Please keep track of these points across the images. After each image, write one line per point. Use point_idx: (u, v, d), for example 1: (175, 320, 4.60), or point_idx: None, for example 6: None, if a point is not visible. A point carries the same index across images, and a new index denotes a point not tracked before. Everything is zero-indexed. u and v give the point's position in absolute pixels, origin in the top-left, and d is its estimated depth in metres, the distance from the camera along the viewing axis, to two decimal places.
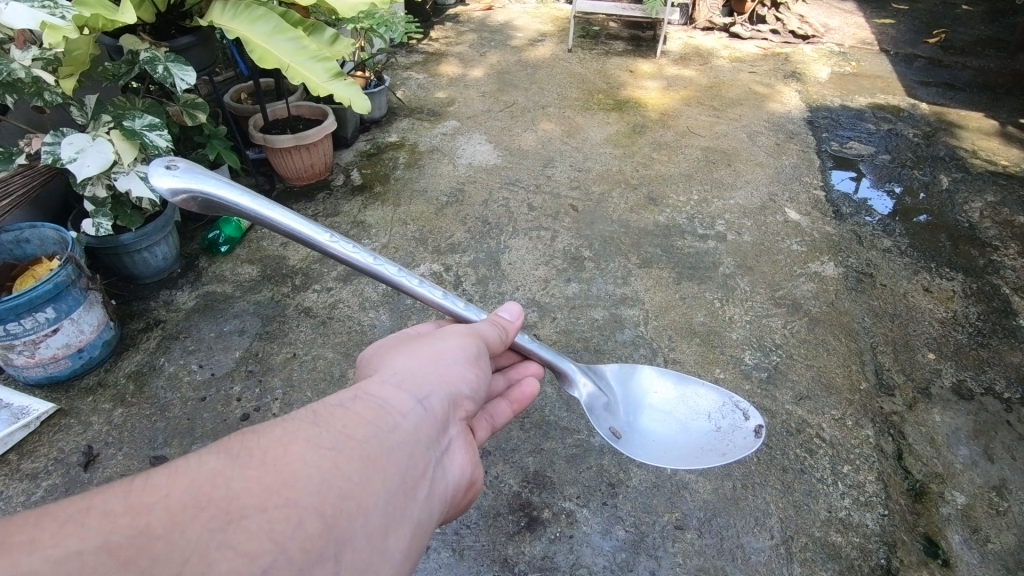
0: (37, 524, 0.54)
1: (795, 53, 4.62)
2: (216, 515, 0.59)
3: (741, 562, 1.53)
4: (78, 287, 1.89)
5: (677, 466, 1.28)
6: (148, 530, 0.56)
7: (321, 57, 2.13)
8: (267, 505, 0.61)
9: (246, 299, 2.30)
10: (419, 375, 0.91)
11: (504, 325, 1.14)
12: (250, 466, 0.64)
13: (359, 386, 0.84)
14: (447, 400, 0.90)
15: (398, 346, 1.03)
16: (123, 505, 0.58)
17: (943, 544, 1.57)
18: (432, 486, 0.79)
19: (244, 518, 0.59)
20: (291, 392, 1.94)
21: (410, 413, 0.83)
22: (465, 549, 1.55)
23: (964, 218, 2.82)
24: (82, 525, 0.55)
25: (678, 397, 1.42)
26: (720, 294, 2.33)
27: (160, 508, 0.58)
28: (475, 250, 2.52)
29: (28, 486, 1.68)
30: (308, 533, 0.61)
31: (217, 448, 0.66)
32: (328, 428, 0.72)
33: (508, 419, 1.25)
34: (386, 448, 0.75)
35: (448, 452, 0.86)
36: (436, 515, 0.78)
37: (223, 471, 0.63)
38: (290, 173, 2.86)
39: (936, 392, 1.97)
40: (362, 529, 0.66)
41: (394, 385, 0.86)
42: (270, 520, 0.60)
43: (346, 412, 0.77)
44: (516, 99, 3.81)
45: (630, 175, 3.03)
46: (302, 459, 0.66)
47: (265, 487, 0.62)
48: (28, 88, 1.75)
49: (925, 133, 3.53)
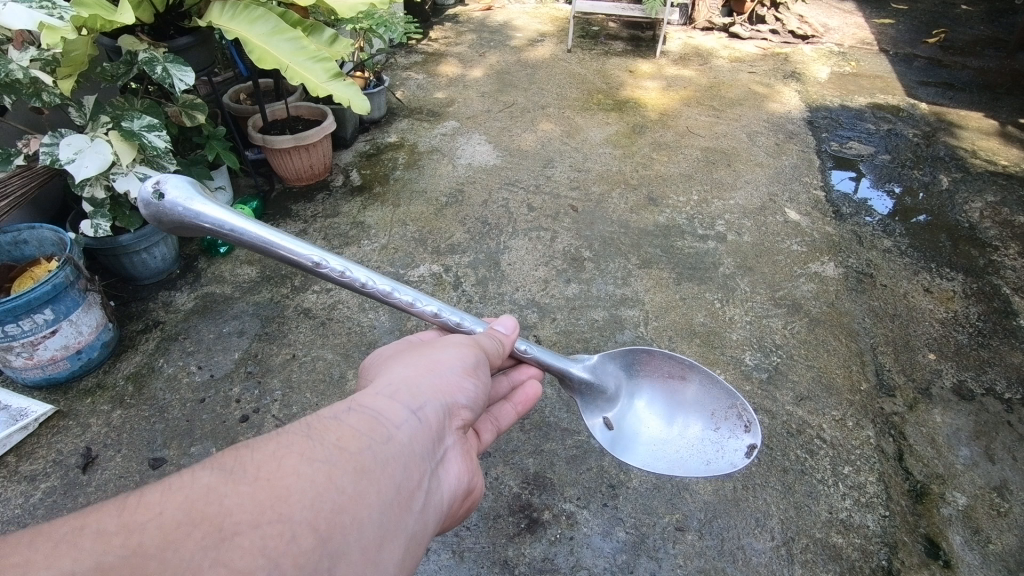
0: (30, 545, 0.53)
1: (795, 53, 4.62)
2: (209, 531, 0.58)
3: (742, 563, 1.53)
4: (77, 288, 1.88)
5: (662, 468, 1.30)
6: (141, 548, 0.55)
7: (320, 57, 2.12)
8: (260, 521, 0.60)
9: (246, 299, 2.30)
10: (414, 385, 0.90)
11: (500, 338, 1.14)
12: (244, 482, 0.63)
13: (354, 397, 0.84)
14: (443, 410, 0.90)
15: (394, 356, 1.02)
16: (117, 524, 0.57)
17: (945, 545, 1.57)
18: (427, 497, 0.78)
19: (238, 535, 0.59)
20: (290, 393, 1.93)
21: (405, 424, 0.82)
22: (465, 551, 1.55)
23: (964, 217, 2.81)
24: (75, 545, 0.54)
25: (682, 390, 1.40)
26: (720, 294, 2.33)
27: (153, 526, 0.57)
28: (475, 250, 2.52)
29: (27, 489, 1.67)
30: (302, 548, 0.60)
31: (210, 464, 0.65)
32: (322, 441, 0.72)
33: (512, 421, 1.26)
34: (380, 460, 0.74)
35: (444, 462, 0.85)
36: (431, 526, 0.78)
37: (216, 487, 0.62)
38: (290, 174, 2.85)
39: (937, 393, 1.97)
40: (356, 543, 0.65)
41: (388, 396, 0.86)
42: (263, 536, 0.59)
43: (339, 425, 0.76)
44: (516, 99, 3.81)
45: (630, 175, 3.03)
46: (295, 473, 0.66)
47: (258, 502, 0.62)
48: (27, 88, 1.74)
49: (925, 132, 3.53)
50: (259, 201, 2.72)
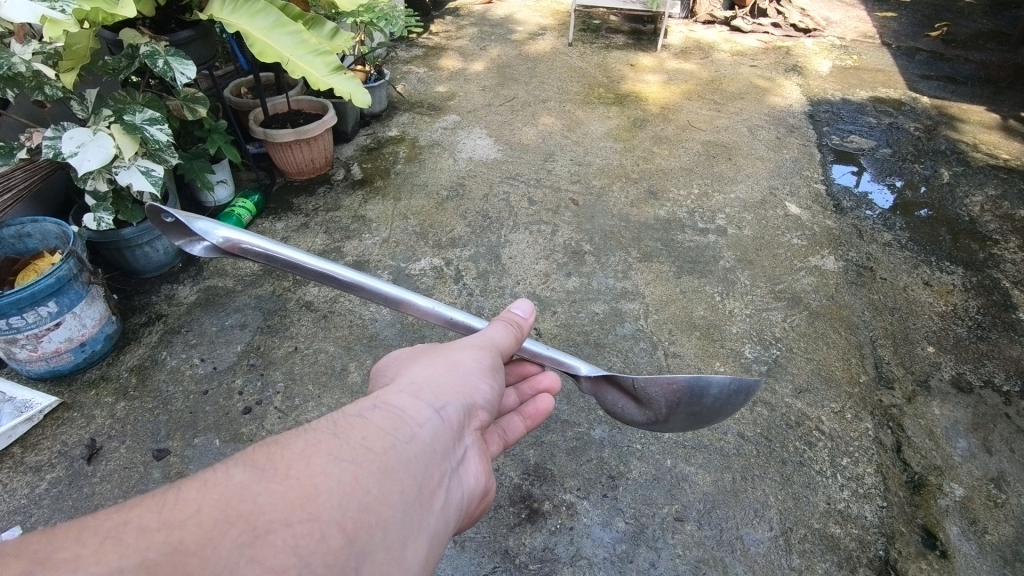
0: (76, 539, 0.54)
1: (797, 46, 4.61)
2: (244, 530, 0.59)
3: (740, 553, 1.55)
4: (80, 281, 1.90)
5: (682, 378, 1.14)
6: (182, 546, 0.56)
7: (321, 51, 2.12)
8: (292, 519, 0.61)
9: (248, 293, 2.31)
10: (436, 384, 0.92)
11: (516, 323, 1.14)
12: (275, 480, 0.64)
13: (376, 395, 0.85)
14: (463, 409, 0.91)
15: (413, 355, 1.03)
16: (158, 520, 0.57)
17: (942, 536, 1.58)
18: (448, 496, 0.79)
19: (271, 533, 0.60)
20: (292, 386, 1.95)
21: (427, 423, 0.83)
22: (467, 541, 1.56)
23: (964, 211, 2.82)
24: (120, 541, 0.55)
25: None
26: (720, 288, 2.33)
27: (192, 524, 0.58)
28: (476, 244, 2.53)
29: (33, 479, 1.69)
30: (331, 547, 0.61)
31: (243, 461, 0.66)
32: (349, 439, 0.73)
33: (520, 434, 1.28)
34: (404, 459, 0.75)
35: (463, 462, 0.87)
36: (452, 524, 0.79)
37: (249, 485, 0.63)
38: (291, 167, 2.86)
39: (935, 385, 1.98)
40: (382, 542, 0.66)
41: (411, 394, 0.87)
42: (296, 534, 0.60)
43: (364, 423, 0.77)
44: (517, 93, 3.81)
45: (630, 169, 3.03)
46: (324, 472, 0.67)
47: (290, 501, 0.63)
48: (29, 82, 1.76)
49: (926, 126, 3.53)
50: (261, 195, 2.72)
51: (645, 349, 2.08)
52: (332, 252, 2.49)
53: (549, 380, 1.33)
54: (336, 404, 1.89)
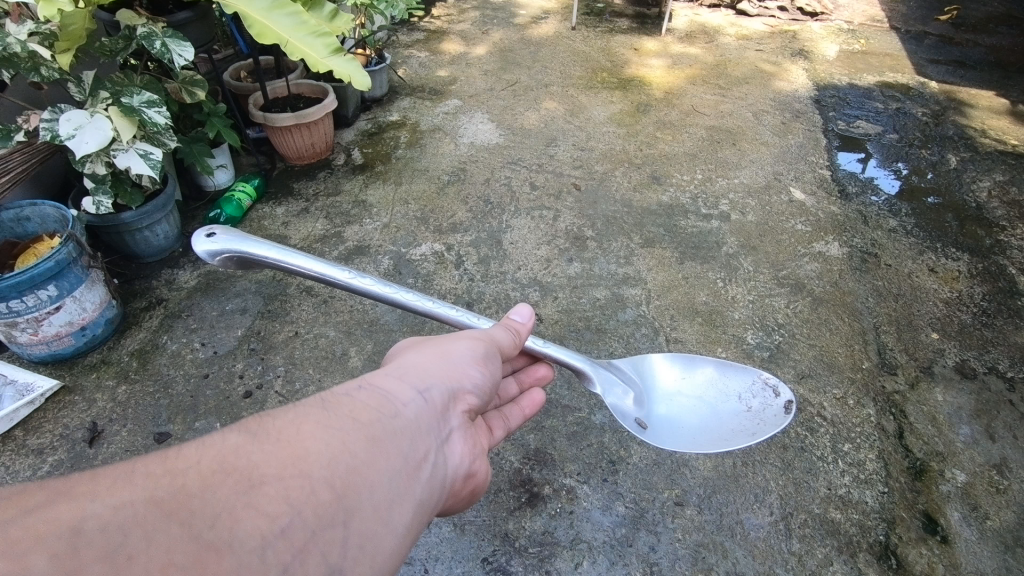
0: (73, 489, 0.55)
1: (804, 30, 4.54)
2: (237, 481, 0.60)
3: (740, 537, 1.55)
4: (80, 265, 1.89)
5: (711, 449, 1.26)
6: (180, 490, 0.57)
7: (321, 33, 2.09)
8: (280, 476, 0.62)
9: (248, 278, 2.30)
10: (425, 367, 0.91)
11: (516, 328, 1.14)
12: (268, 442, 0.65)
13: (366, 375, 0.85)
14: (451, 393, 0.91)
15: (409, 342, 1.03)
16: (153, 472, 0.59)
17: (943, 521, 1.58)
18: (435, 470, 0.79)
19: (262, 487, 0.61)
20: (293, 370, 1.95)
21: (415, 402, 0.84)
22: (467, 524, 1.57)
23: (971, 197, 2.78)
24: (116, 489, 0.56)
25: (702, 387, 1.40)
26: (722, 274, 2.32)
27: (188, 474, 0.59)
28: (477, 229, 2.51)
29: (35, 461, 1.70)
30: (318, 502, 0.62)
31: (238, 426, 0.67)
32: (338, 410, 0.74)
33: (519, 424, 1.25)
34: (391, 431, 0.76)
35: (452, 440, 0.87)
36: (438, 499, 0.79)
37: (243, 446, 0.64)
38: (291, 152, 2.83)
39: (939, 371, 1.97)
40: (368, 502, 0.67)
41: (400, 375, 0.87)
42: (285, 489, 0.61)
43: (353, 398, 0.78)
44: (519, 77, 3.76)
45: (633, 155, 3.00)
46: (314, 436, 0.68)
47: (281, 459, 0.64)
48: (25, 63, 1.73)
49: (934, 112, 3.48)
50: (261, 179, 2.71)
51: (647, 334, 2.07)
52: (332, 237, 2.48)
53: (544, 373, 1.34)
54: (336, 389, 1.89)
